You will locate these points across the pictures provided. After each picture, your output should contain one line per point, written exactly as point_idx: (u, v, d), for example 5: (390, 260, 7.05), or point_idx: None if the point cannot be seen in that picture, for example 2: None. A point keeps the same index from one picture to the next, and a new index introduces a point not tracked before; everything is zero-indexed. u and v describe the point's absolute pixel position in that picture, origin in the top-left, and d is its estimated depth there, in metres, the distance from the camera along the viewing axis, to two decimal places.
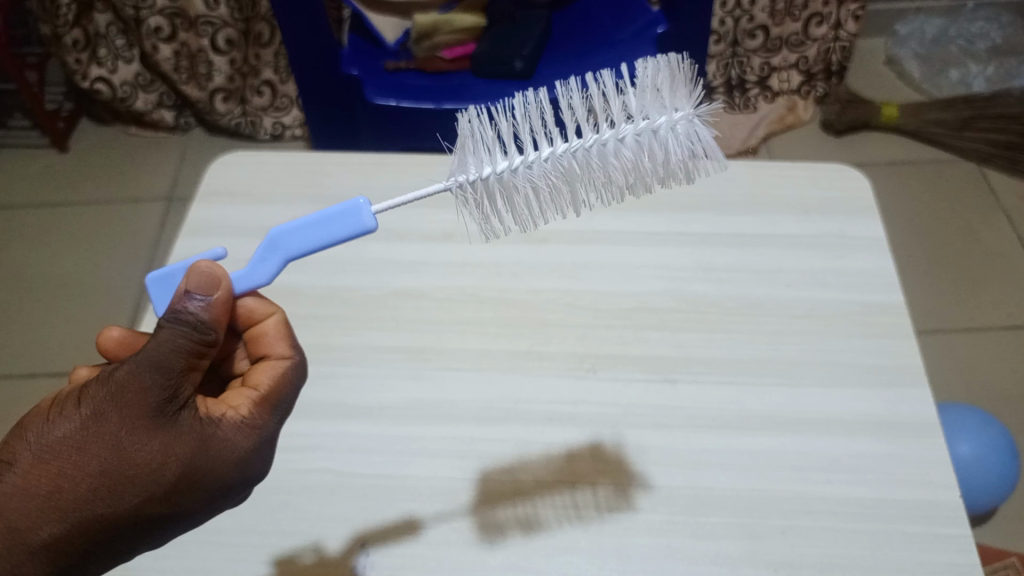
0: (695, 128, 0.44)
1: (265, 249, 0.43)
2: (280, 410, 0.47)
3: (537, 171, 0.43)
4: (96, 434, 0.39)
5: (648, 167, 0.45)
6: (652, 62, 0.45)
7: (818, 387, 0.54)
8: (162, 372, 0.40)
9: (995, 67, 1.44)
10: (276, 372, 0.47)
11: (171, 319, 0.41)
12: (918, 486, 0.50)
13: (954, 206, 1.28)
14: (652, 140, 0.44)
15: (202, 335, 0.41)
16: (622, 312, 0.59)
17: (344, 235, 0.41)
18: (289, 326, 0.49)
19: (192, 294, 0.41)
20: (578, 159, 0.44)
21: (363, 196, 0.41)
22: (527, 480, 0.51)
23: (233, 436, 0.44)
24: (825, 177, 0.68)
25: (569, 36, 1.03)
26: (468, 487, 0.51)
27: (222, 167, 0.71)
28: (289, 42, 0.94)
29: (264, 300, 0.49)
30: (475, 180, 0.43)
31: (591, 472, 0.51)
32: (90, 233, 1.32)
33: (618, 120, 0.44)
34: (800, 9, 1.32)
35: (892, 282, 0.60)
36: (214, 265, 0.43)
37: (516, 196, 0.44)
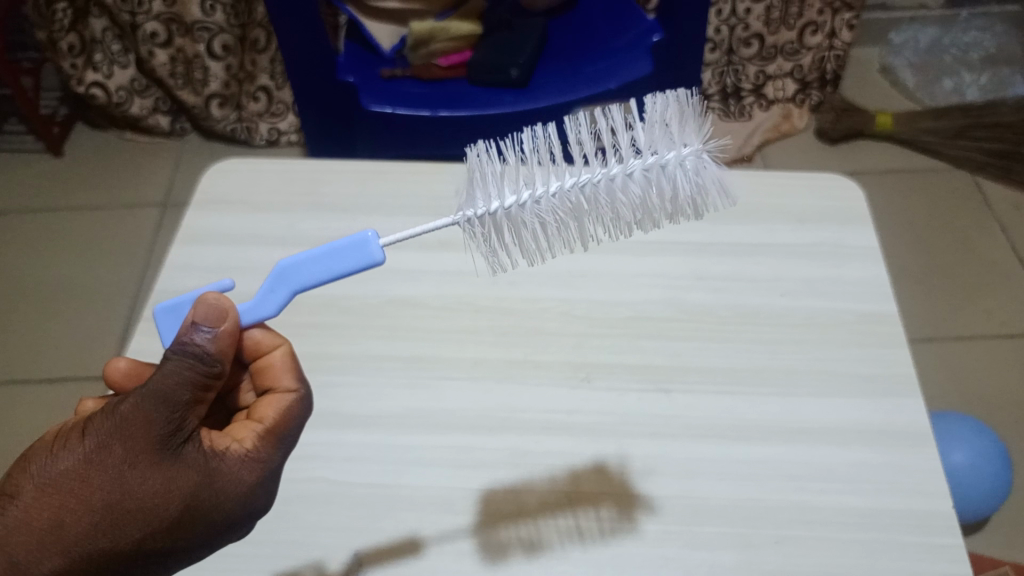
0: (706, 164, 0.44)
1: (272, 282, 0.43)
2: (285, 443, 0.46)
3: (544, 206, 0.43)
4: (100, 467, 0.39)
5: (657, 203, 0.44)
6: (663, 95, 0.45)
7: (814, 396, 0.55)
8: (168, 403, 0.40)
9: (988, 77, 1.45)
10: (282, 405, 0.47)
11: (177, 351, 0.41)
12: (913, 496, 0.50)
13: (949, 214, 1.28)
14: (662, 175, 0.43)
15: (207, 367, 0.41)
16: (619, 321, 0.59)
17: (352, 267, 0.41)
18: (296, 359, 0.50)
19: (199, 326, 0.42)
20: (586, 193, 0.43)
21: (371, 229, 0.42)
22: (530, 501, 0.51)
23: (237, 469, 0.43)
24: (821, 186, 0.68)
25: (565, 44, 1.03)
26: (471, 509, 0.50)
27: (219, 175, 0.71)
28: (285, 49, 0.94)
29: (271, 332, 0.50)
30: (482, 215, 0.43)
31: (596, 492, 0.51)
32: (84, 238, 1.32)
33: (626, 154, 0.43)
34: (795, 18, 1.33)
35: (888, 292, 0.60)
36: (221, 296, 0.43)
37: (524, 230, 0.44)
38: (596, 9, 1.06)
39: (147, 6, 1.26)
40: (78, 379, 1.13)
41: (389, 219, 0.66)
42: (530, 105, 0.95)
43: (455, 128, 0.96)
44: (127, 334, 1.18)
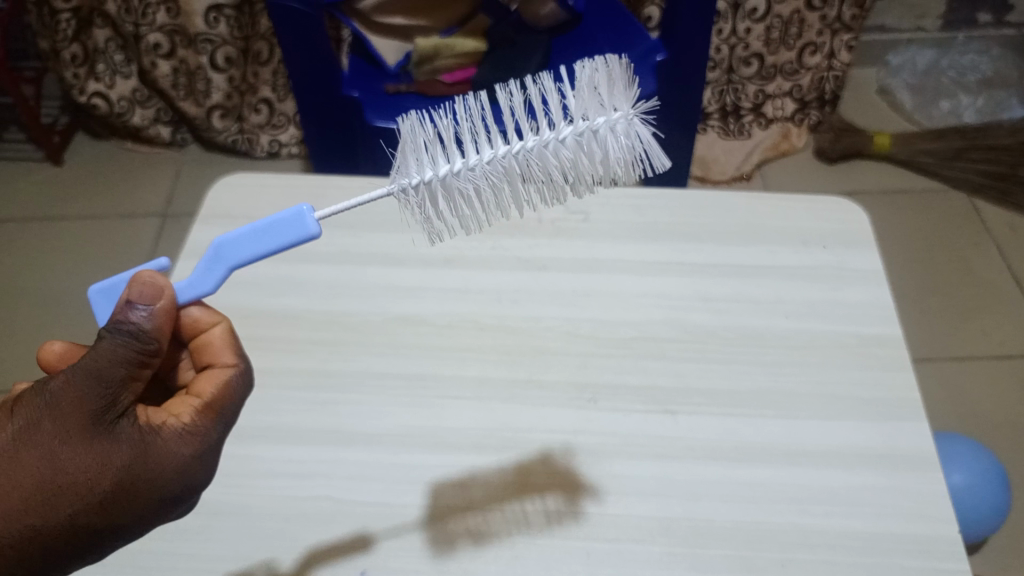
0: (635, 127, 0.44)
1: (208, 258, 0.42)
2: (225, 418, 0.46)
3: (478, 173, 0.43)
4: (29, 444, 0.39)
5: (588, 167, 0.45)
6: (592, 62, 0.45)
7: (816, 419, 0.55)
8: (98, 381, 0.40)
9: (985, 99, 1.46)
10: (220, 381, 0.46)
11: (112, 328, 0.41)
12: (916, 520, 0.50)
13: (946, 234, 1.29)
14: (592, 140, 0.44)
15: (143, 344, 0.41)
16: (622, 342, 0.59)
17: (289, 242, 0.41)
18: (235, 335, 0.49)
19: (134, 304, 0.41)
20: (518, 160, 0.44)
21: (306, 203, 0.41)
22: (477, 494, 0.52)
23: (175, 445, 0.43)
24: (822, 208, 0.68)
25: (568, 60, 1.02)
26: (418, 505, 0.51)
27: (223, 189, 0.71)
28: (289, 63, 0.94)
29: (210, 309, 0.49)
30: (417, 185, 0.43)
31: (543, 482, 0.52)
32: (82, 248, 1.31)
33: (557, 120, 0.43)
34: (794, 38, 1.34)
35: (889, 314, 0.61)
36: (156, 274, 0.43)
37: (459, 197, 0.44)
38: (594, 22, 1.06)
39: (151, 17, 1.27)
40: None
41: (392, 235, 0.66)
42: None
43: None
44: None
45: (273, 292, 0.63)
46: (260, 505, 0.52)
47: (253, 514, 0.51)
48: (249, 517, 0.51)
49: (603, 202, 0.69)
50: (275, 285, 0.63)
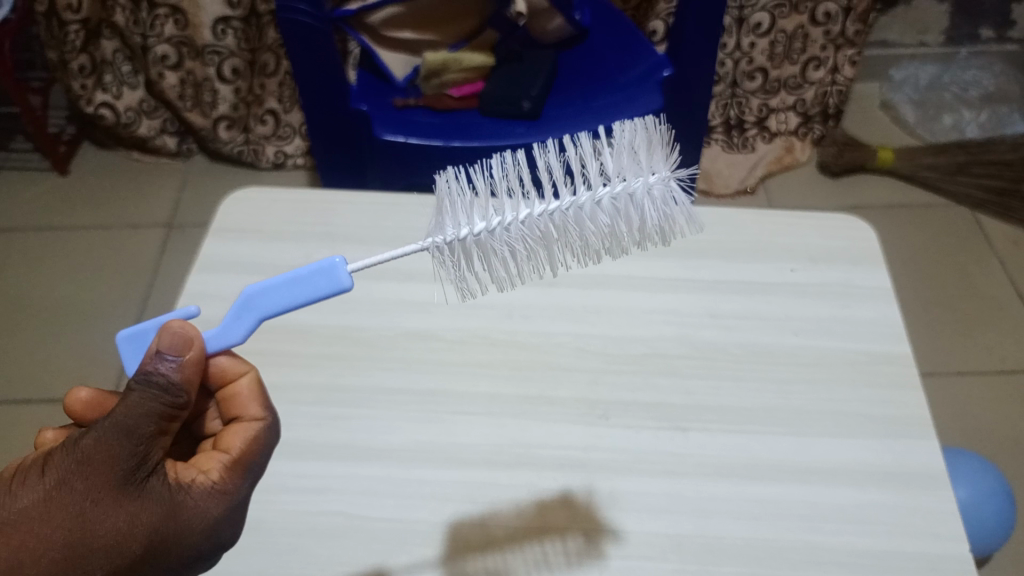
0: (671, 192, 0.44)
1: (237, 307, 0.43)
2: (252, 473, 0.47)
3: (514, 234, 0.43)
4: (60, 504, 0.38)
5: (625, 231, 0.45)
6: (631, 125, 0.46)
7: (826, 436, 0.55)
8: (131, 437, 0.39)
9: (987, 114, 1.47)
10: (248, 434, 0.47)
11: (142, 381, 0.41)
12: (927, 538, 0.50)
13: (949, 248, 1.30)
14: (629, 204, 0.44)
15: (172, 398, 0.41)
16: (633, 359, 0.59)
17: (320, 293, 0.42)
18: (262, 387, 0.49)
19: (163, 355, 0.41)
20: (555, 221, 0.44)
21: (338, 255, 0.42)
22: (498, 531, 0.51)
23: (203, 502, 0.43)
24: (830, 226, 0.69)
25: (574, 76, 1.04)
26: (437, 540, 0.51)
27: (234, 203, 0.71)
28: (297, 78, 0.95)
29: (237, 360, 0.50)
30: (452, 241, 0.43)
31: (564, 523, 0.51)
32: (87, 259, 1.32)
33: (595, 183, 0.44)
34: (799, 53, 1.35)
35: (898, 332, 0.61)
36: (186, 324, 0.43)
37: (493, 256, 0.44)
38: (604, 42, 1.07)
39: (158, 29, 1.28)
40: None
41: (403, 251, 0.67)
42: (542, 137, 0.96)
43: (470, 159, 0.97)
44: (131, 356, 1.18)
45: None
46: (272, 521, 0.52)
47: (265, 529, 0.51)
48: (261, 533, 0.51)
49: None
50: None
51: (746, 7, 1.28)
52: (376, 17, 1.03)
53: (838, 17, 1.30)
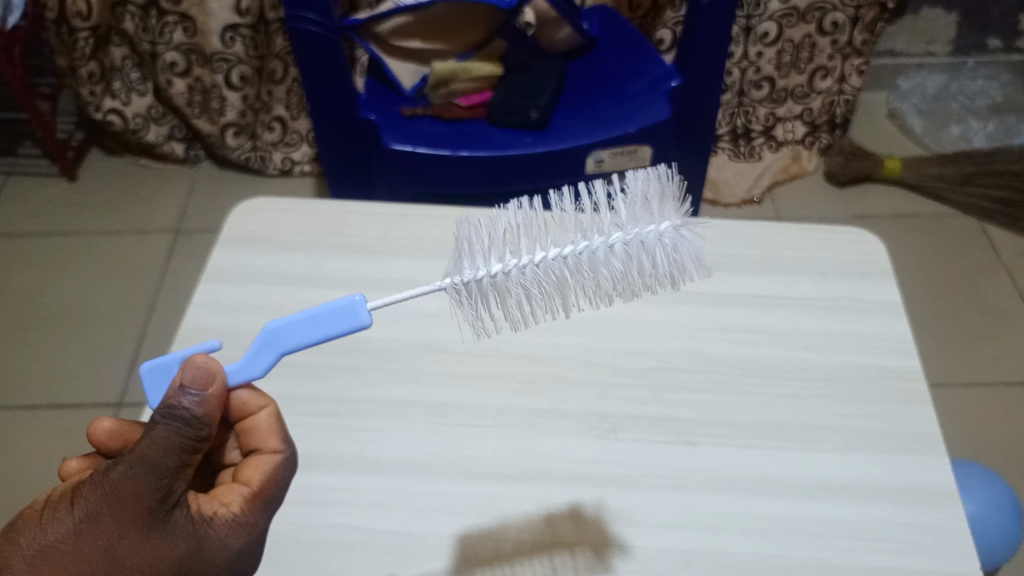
0: (682, 238, 0.44)
1: (261, 342, 0.42)
2: (271, 506, 0.47)
3: (529, 276, 0.43)
4: (88, 538, 0.39)
5: (638, 277, 0.44)
6: (644, 172, 0.46)
7: (835, 451, 0.55)
8: (153, 473, 0.39)
9: (995, 124, 1.47)
10: (268, 468, 0.47)
11: (165, 415, 0.40)
12: (936, 556, 0.50)
13: (955, 260, 1.29)
14: (640, 250, 0.44)
15: (195, 430, 0.41)
16: (642, 372, 0.59)
17: (341, 330, 0.41)
18: (281, 420, 0.49)
19: (186, 389, 0.41)
20: (569, 265, 0.43)
21: (360, 294, 0.42)
22: (506, 543, 0.51)
23: (226, 536, 0.43)
24: (840, 239, 0.69)
25: (582, 85, 1.04)
26: (449, 547, 0.51)
27: (244, 213, 0.71)
28: (306, 84, 0.95)
29: (257, 393, 0.50)
30: (467, 282, 0.44)
31: (572, 537, 0.51)
32: (94, 263, 1.32)
33: (606, 228, 0.44)
34: (806, 62, 1.35)
35: (907, 347, 0.61)
36: (210, 358, 0.42)
37: (508, 298, 0.44)
38: (612, 55, 1.07)
39: (168, 36, 1.29)
40: (87, 407, 1.13)
41: (413, 262, 0.67)
42: (549, 147, 0.96)
43: (477, 169, 0.97)
44: (136, 364, 1.18)
45: None
46: (281, 533, 0.52)
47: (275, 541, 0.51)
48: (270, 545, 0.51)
49: None
50: (295, 309, 0.64)
51: (753, 16, 1.28)
52: (385, 26, 1.02)
53: (846, 27, 1.30)
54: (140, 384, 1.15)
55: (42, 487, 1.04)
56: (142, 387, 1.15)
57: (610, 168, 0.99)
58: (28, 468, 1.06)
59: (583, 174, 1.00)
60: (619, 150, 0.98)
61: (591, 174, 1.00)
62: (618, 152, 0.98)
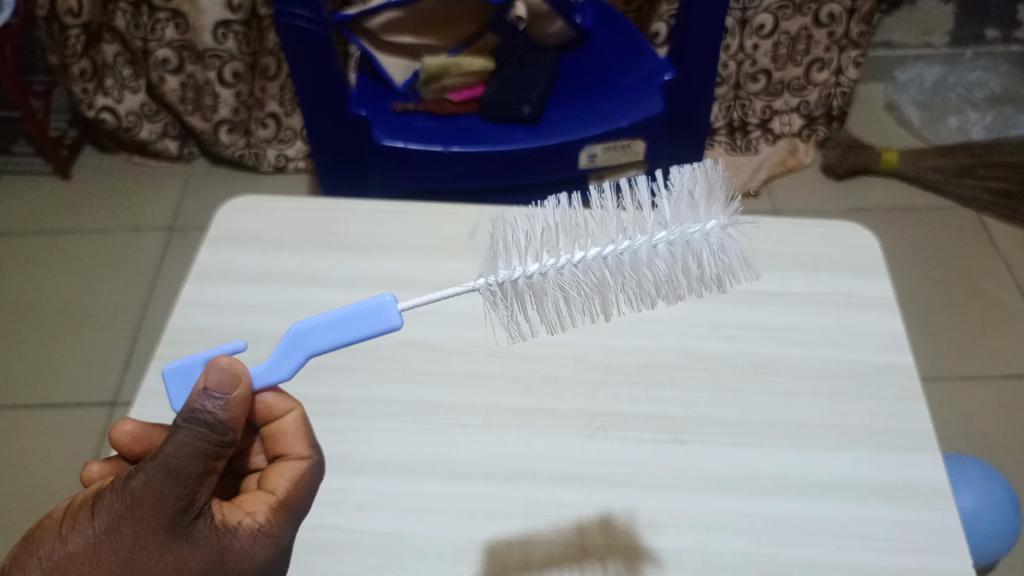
0: (729, 239, 0.44)
1: (286, 344, 0.42)
2: (297, 515, 0.46)
3: (568, 276, 0.42)
4: (110, 548, 0.38)
5: (683, 279, 0.43)
6: (688, 167, 0.45)
7: (828, 449, 0.54)
8: (177, 478, 0.39)
9: (993, 115, 1.45)
10: (293, 474, 0.47)
11: (188, 419, 0.40)
12: (930, 555, 0.49)
13: (954, 253, 1.29)
14: (686, 250, 0.43)
15: (219, 436, 0.41)
16: (633, 369, 0.59)
17: (369, 332, 0.41)
18: (307, 424, 0.49)
19: (210, 392, 0.41)
20: (609, 265, 0.43)
21: (389, 293, 0.41)
22: (535, 556, 0.50)
23: (250, 547, 0.42)
24: (833, 233, 0.68)
25: (577, 78, 1.03)
26: (443, 545, 0.50)
27: (233, 211, 0.71)
28: (296, 80, 0.94)
29: (282, 395, 0.49)
30: (504, 282, 0.43)
31: (602, 550, 0.50)
32: (88, 262, 1.31)
33: (652, 227, 0.43)
34: (802, 54, 1.34)
35: (902, 343, 0.60)
36: (233, 360, 0.43)
37: (546, 299, 0.43)
38: (608, 49, 1.06)
39: (160, 33, 1.28)
40: (81, 406, 1.12)
41: (403, 260, 0.66)
42: (542, 142, 0.95)
43: (471, 165, 0.97)
44: (131, 362, 1.17)
45: (284, 316, 0.63)
46: None
47: None
48: None
49: None
50: (283, 308, 0.63)
51: (749, 8, 1.27)
52: (376, 21, 1.02)
53: (842, 18, 1.29)
54: (134, 383, 1.15)
55: (36, 488, 1.04)
56: (136, 385, 1.15)
57: (603, 163, 0.99)
58: (22, 468, 1.06)
59: (578, 169, 0.99)
60: (612, 145, 0.97)
61: (586, 169, 0.99)
62: (611, 147, 0.97)
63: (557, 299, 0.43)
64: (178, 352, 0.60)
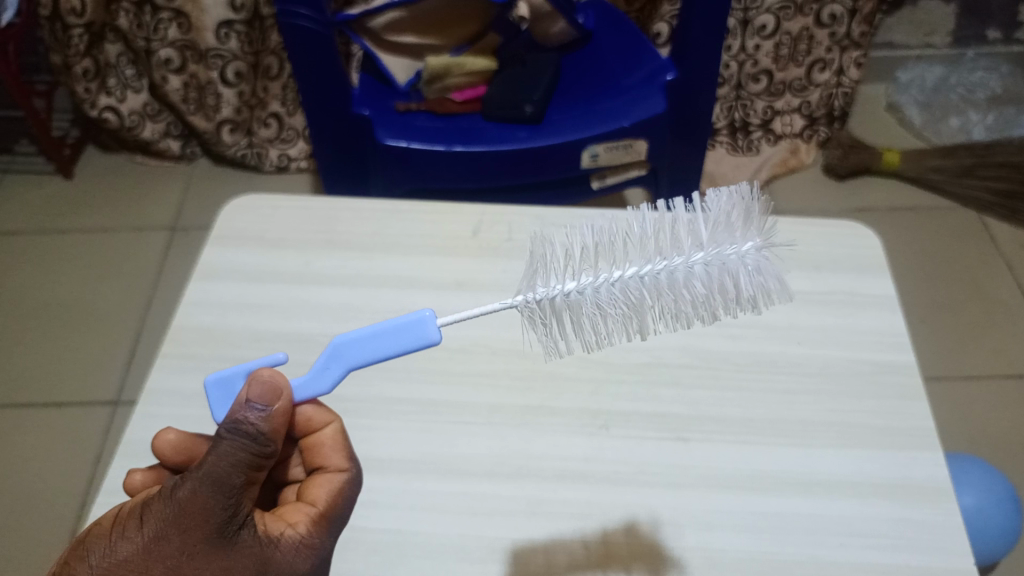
0: (766, 261, 0.44)
1: (325, 358, 0.43)
2: (336, 528, 0.46)
3: (605, 295, 0.43)
4: (157, 556, 0.38)
5: (720, 300, 0.44)
6: (724, 191, 0.46)
7: (830, 448, 0.54)
8: (221, 489, 0.39)
9: (995, 116, 1.45)
10: (332, 487, 0.47)
11: (230, 430, 0.40)
12: (932, 552, 0.49)
13: (955, 254, 1.29)
14: (722, 271, 0.43)
15: (260, 447, 0.41)
16: (635, 368, 0.59)
17: (407, 347, 0.41)
18: (346, 436, 0.49)
19: (252, 404, 0.41)
20: (646, 285, 0.43)
21: (429, 309, 0.42)
22: (558, 559, 0.50)
23: (292, 557, 0.42)
24: (835, 233, 0.68)
25: (579, 79, 1.04)
26: (445, 542, 0.50)
27: (236, 210, 0.71)
28: (298, 79, 0.94)
29: (323, 408, 0.50)
30: (542, 300, 0.44)
31: (626, 556, 0.50)
32: (91, 261, 1.32)
33: (688, 249, 0.43)
34: (803, 55, 1.34)
35: (904, 341, 0.61)
36: (274, 373, 0.42)
37: (583, 318, 0.44)
38: (609, 49, 1.07)
39: (162, 33, 1.28)
40: (84, 405, 1.12)
41: (406, 259, 0.67)
42: (543, 141, 0.95)
43: (472, 165, 0.96)
44: (133, 361, 1.18)
45: (287, 314, 0.63)
46: None
47: None
48: None
49: None
50: (285, 307, 0.63)
51: (751, 9, 1.27)
52: (379, 21, 1.03)
53: (844, 19, 1.29)
54: (136, 382, 1.15)
55: (39, 487, 1.04)
56: (139, 384, 1.15)
57: (605, 162, 0.99)
58: (25, 467, 1.06)
59: (579, 168, 0.99)
60: (614, 145, 0.97)
61: (588, 169, 0.99)
62: (613, 147, 0.97)
63: (593, 318, 0.43)
64: (183, 350, 0.60)
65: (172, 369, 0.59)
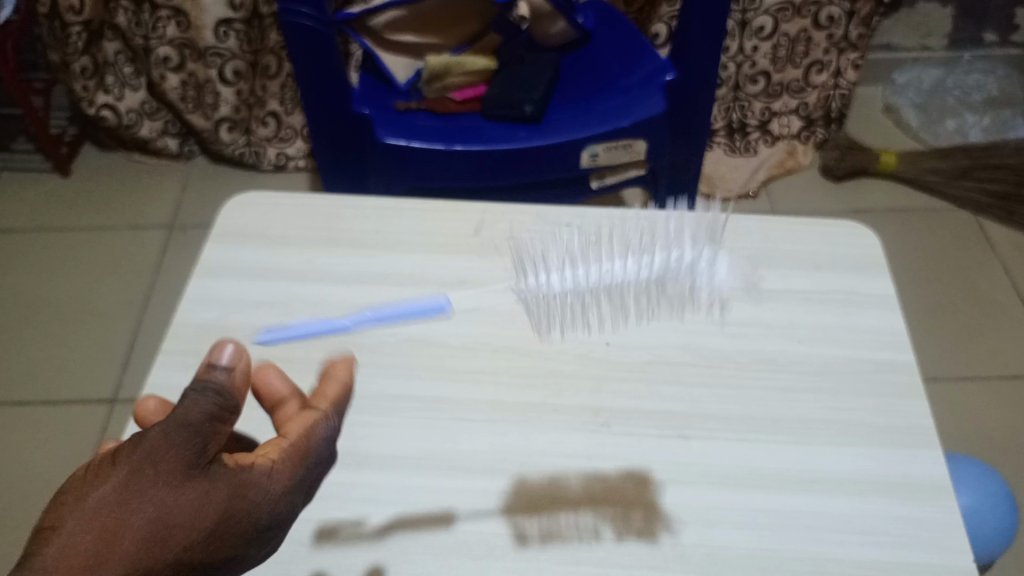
0: None
1: None
2: (317, 464, 0.43)
3: None
4: (129, 493, 0.36)
5: None
6: None
7: (830, 446, 0.55)
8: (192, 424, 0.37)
9: (991, 118, 1.46)
10: (308, 424, 0.44)
11: (198, 388, 0.39)
12: (931, 550, 0.50)
13: (951, 255, 1.29)
14: None
15: (226, 400, 0.40)
16: (635, 365, 0.59)
17: None
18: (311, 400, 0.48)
19: (215, 365, 0.40)
20: None
21: None
22: (559, 495, 0.52)
23: (273, 483, 0.40)
24: (834, 232, 0.68)
25: (578, 78, 1.04)
26: (448, 537, 0.50)
27: (237, 208, 0.71)
28: (298, 77, 0.95)
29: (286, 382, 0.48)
30: None
31: (629, 496, 0.52)
32: (88, 259, 1.31)
33: None
34: (801, 56, 1.35)
35: (903, 341, 0.61)
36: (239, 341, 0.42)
37: None
38: (608, 49, 1.07)
39: (161, 31, 1.28)
40: (81, 403, 1.12)
41: (407, 256, 0.67)
42: (542, 140, 0.96)
43: (471, 164, 0.97)
44: (131, 359, 1.17)
45: (288, 311, 0.63)
46: None
47: None
48: None
49: (614, 223, 0.69)
50: (287, 304, 0.63)
51: (749, 10, 1.28)
52: (380, 20, 1.03)
53: (841, 20, 1.31)
54: (134, 380, 1.15)
55: (36, 485, 1.04)
56: (137, 382, 1.15)
57: (605, 162, 0.99)
58: (23, 465, 1.06)
59: (579, 168, 0.99)
60: (613, 144, 0.97)
61: (587, 169, 0.99)
62: (612, 147, 0.97)
63: None
64: (183, 346, 0.60)
65: (172, 365, 0.59)
